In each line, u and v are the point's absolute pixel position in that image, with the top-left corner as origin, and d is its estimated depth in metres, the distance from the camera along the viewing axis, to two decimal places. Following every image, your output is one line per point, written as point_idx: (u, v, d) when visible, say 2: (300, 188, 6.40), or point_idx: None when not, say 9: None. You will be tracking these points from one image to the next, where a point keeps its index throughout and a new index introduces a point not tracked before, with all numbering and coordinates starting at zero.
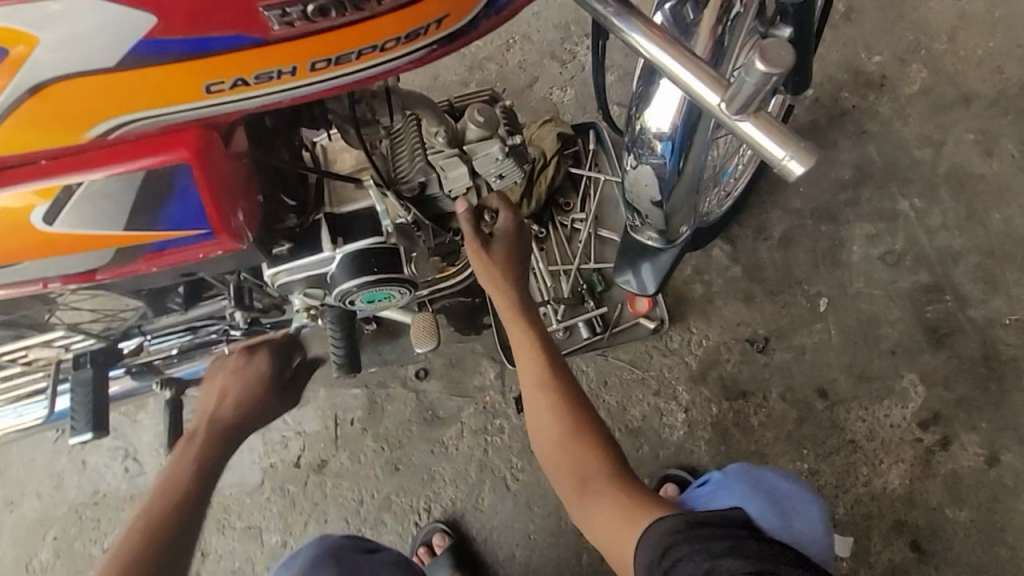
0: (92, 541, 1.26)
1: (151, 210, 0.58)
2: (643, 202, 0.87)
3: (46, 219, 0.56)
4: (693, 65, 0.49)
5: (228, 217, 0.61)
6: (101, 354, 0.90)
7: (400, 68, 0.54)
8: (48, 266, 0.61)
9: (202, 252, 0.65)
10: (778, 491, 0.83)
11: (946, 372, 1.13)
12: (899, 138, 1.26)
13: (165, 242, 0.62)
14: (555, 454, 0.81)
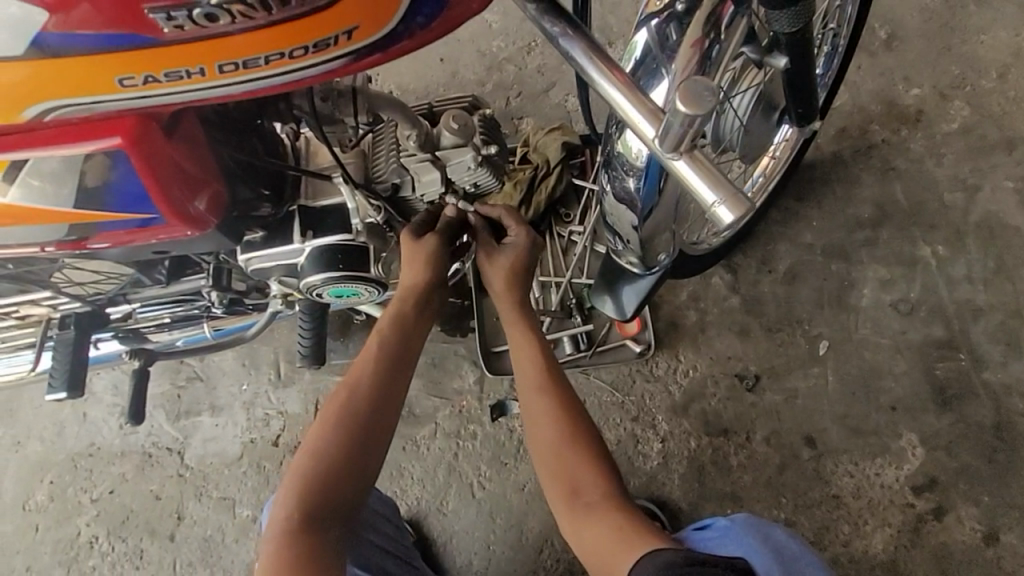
0: (83, 490, 1.34)
1: (104, 191, 0.62)
2: (623, 226, 0.84)
3: (1, 191, 0.61)
4: (641, 104, 0.50)
5: (177, 204, 0.64)
6: (87, 317, 0.95)
7: (316, 76, 0.53)
8: (14, 235, 0.66)
9: (155, 235, 0.68)
10: (791, 552, 0.71)
11: (949, 437, 1.05)
12: (929, 178, 1.20)
13: (118, 221, 0.66)
14: (548, 459, 0.80)
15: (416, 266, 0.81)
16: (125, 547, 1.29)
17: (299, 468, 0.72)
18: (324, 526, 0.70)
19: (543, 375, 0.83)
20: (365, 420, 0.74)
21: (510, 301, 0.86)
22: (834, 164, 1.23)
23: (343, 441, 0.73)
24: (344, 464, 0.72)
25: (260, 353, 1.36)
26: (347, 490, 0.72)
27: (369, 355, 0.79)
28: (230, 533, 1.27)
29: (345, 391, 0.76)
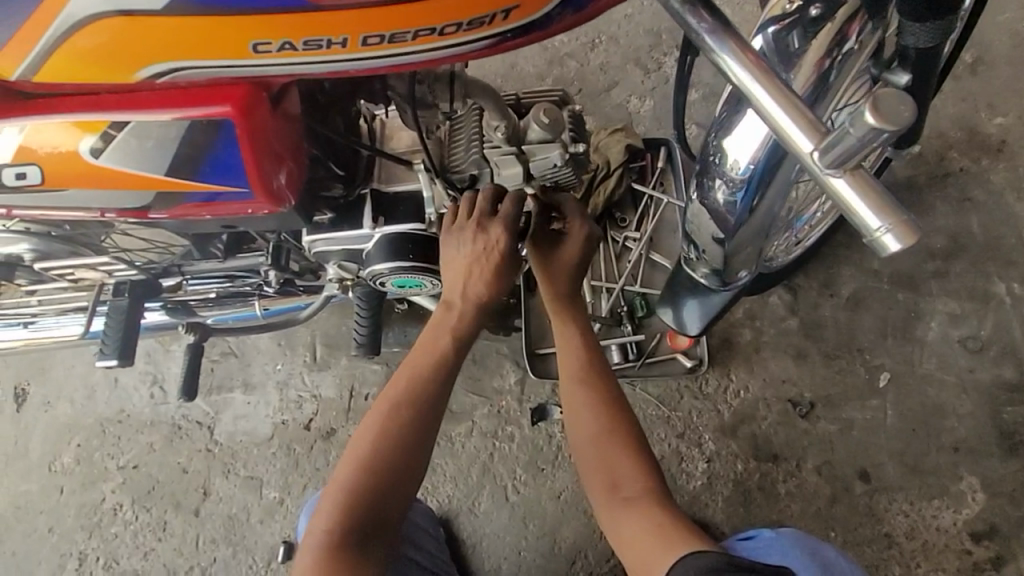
0: (110, 456, 1.33)
1: (196, 160, 0.60)
2: (702, 235, 0.83)
3: (94, 152, 0.58)
4: (786, 102, 0.43)
5: (269, 178, 0.61)
6: (139, 286, 0.92)
7: (456, 56, 0.53)
8: (94, 198, 0.63)
9: (244, 209, 0.65)
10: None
11: (1013, 484, 1.01)
12: (1008, 212, 1.14)
13: (207, 194, 0.63)
14: (589, 452, 0.76)
15: (484, 277, 0.73)
16: (149, 518, 1.28)
17: (343, 480, 0.67)
18: (366, 544, 0.66)
19: (584, 365, 0.79)
20: (409, 415, 0.70)
21: (555, 289, 0.80)
22: (908, 189, 1.17)
23: (392, 453, 0.68)
24: (391, 478, 0.68)
25: (297, 334, 1.35)
26: (394, 504, 0.68)
27: (420, 362, 0.74)
28: (256, 513, 1.25)
29: (393, 397, 0.72)
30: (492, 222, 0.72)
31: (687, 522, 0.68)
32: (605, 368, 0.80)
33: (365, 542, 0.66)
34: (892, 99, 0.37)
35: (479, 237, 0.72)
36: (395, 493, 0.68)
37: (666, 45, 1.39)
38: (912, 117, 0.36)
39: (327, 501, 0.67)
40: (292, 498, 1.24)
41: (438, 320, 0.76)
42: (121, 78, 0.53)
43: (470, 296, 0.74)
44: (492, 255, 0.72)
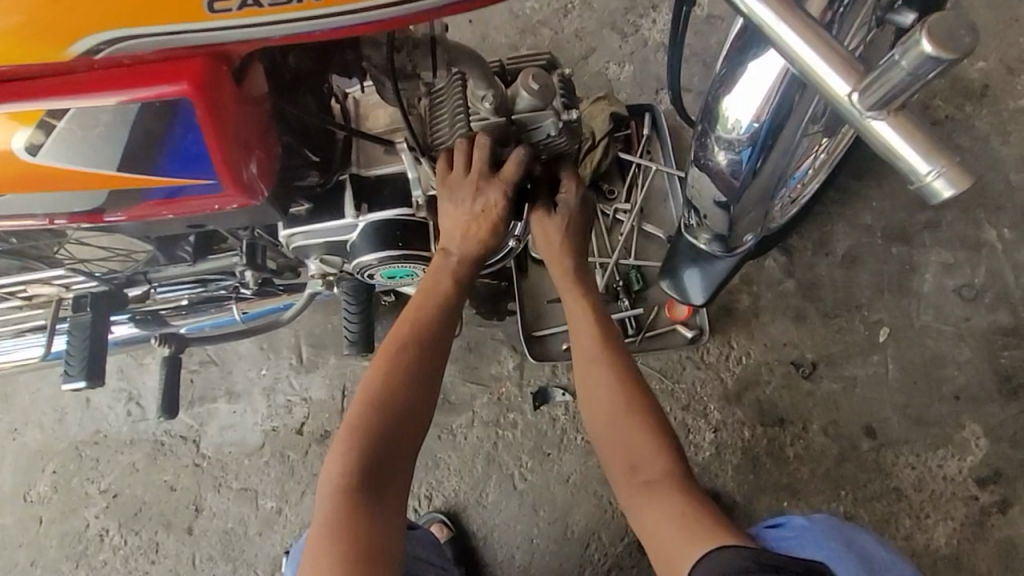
0: (90, 481, 1.26)
1: (150, 151, 0.53)
2: (704, 201, 0.82)
3: (29, 149, 0.51)
4: (809, 32, 0.38)
5: (238, 170, 0.55)
6: (103, 298, 0.85)
7: (442, 9, 0.48)
8: (40, 203, 0.56)
9: (213, 206, 0.59)
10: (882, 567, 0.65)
11: (1014, 427, 1.02)
12: (995, 158, 1.14)
13: (169, 189, 0.57)
14: (605, 430, 0.73)
15: (479, 237, 0.70)
16: (139, 541, 1.22)
17: (350, 434, 0.64)
18: (378, 496, 0.63)
19: (601, 339, 0.77)
20: (416, 361, 0.68)
21: (565, 264, 0.79)
22: None
23: (402, 407, 0.66)
24: (401, 430, 0.66)
25: (279, 336, 1.28)
26: (407, 456, 0.66)
27: (422, 313, 0.70)
28: (253, 526, 1.19)
29: (399, 350, 0.69)
30: (492, 183, 0.67)
31: (711, 508, 0.65)
32: (622, 346, 0.77)
33: (377, 494, 0.63)
34: (952, 25, 0.34)
35: (478, 198, 0.67)
36: (407, 449, 0.66)
37: (641, 7, 1.33)
38: (974, 43, 0.33)
39: (334, 453, 0.64)
40: (290, 506, 1.19)
41: (437, 270, 0.72)
42: (50, 57, 0.46)
43: (468, 252, 0.71)
44: (491, 217, 0.69)
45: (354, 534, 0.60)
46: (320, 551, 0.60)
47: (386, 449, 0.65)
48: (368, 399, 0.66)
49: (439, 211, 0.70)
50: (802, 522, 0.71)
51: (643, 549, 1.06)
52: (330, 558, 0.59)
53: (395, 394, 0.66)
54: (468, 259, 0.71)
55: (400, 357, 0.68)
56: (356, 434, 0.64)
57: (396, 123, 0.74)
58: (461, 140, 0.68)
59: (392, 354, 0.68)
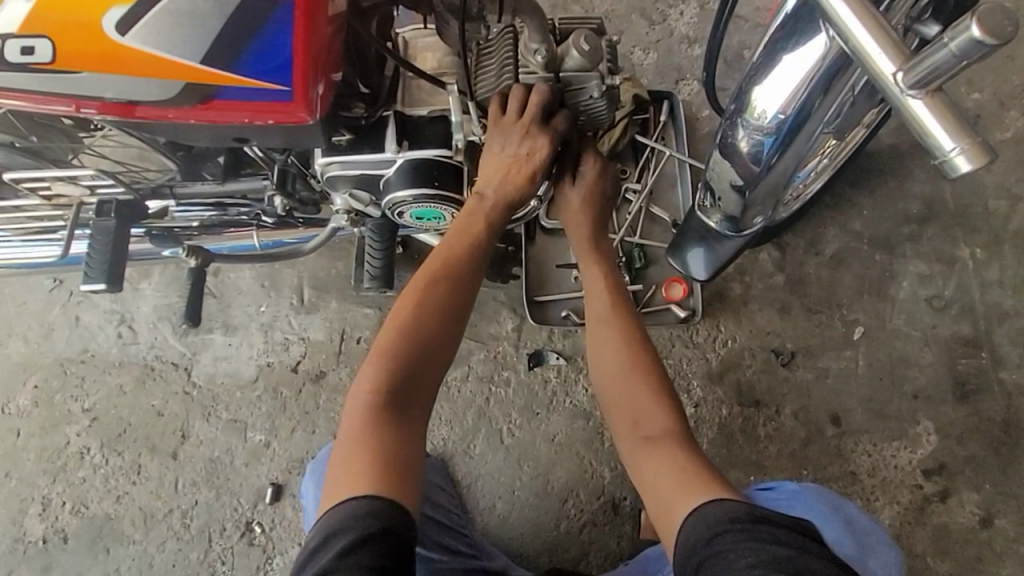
0: (73, 398, 1.26)
1: (234, 49, 0.59)
2: (722, 183, 0.90)
3: (121, 28, 0.57)
4: (861, 8, 0.44)
5: (310, 77, 0.61)
6: (127, 207, 0.85)
7: None
8: (106, 84, 0.59)
9: (271, 117, 0.62)
10: (859, 524, 0.81)
11: (962, 427, 1.12)
12: (977, 183, 1.23)
13: (235, 91, 0.60)
14: (614, 386, 0.78)
15: (516, 181, 0.74)
16: (121, 461, 1.22)
17: (378, 356, 0.67)
18: (401, 415, 0.66)
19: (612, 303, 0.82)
20: (443, 294, 0.71)
21: (580, 232, 0.83)
22: (890, 157, 1.25)
23: (426, 335, 0.69)
24: (425, 357, 0.69)
25: (282, 275, 1.29)
26: (431, 382, 0.69)
27: (452, 250, 0.74)
28: (240, 457, 1.21)
29: (429, 283, 0.72)
30: (541, 131, 0.72)
31: (709, 464, 0.70)
32: (634, 311, 0.82)
33: (402, 414, 0.66)
34: (997, 15, 0.39)
35: (525, 141, 0.71)
36: (429, 378, 0.69)
37: None
38: (1015, 33, 0.38)
39: (362, 373, 0.67)
40: (279, 441, 1.20)
41: (469, 213, 0.75)
42: None
43: (506, 197, 0.74)
44: (534, 161, 0.73)
45: (378, 447, 0.63)
46: (344, 464, 0.62)
47: (411, 373, 0.68)
48: (397, 325, 0.69)
49: (483, 150, 0.74)
50: (792, 485, 0.84)
51: (616, 509, 1.12)
52: (354, 469, 0.61)
53: (422, 324, 0.69)
54: (502, 204, 0.74)
55: (430, 290, 0.71)
56: (383, 355, 0.67)
57: (443, 67, 0.76)
58: (516, 86, 0.71)
59: (420, 288, 0.71)
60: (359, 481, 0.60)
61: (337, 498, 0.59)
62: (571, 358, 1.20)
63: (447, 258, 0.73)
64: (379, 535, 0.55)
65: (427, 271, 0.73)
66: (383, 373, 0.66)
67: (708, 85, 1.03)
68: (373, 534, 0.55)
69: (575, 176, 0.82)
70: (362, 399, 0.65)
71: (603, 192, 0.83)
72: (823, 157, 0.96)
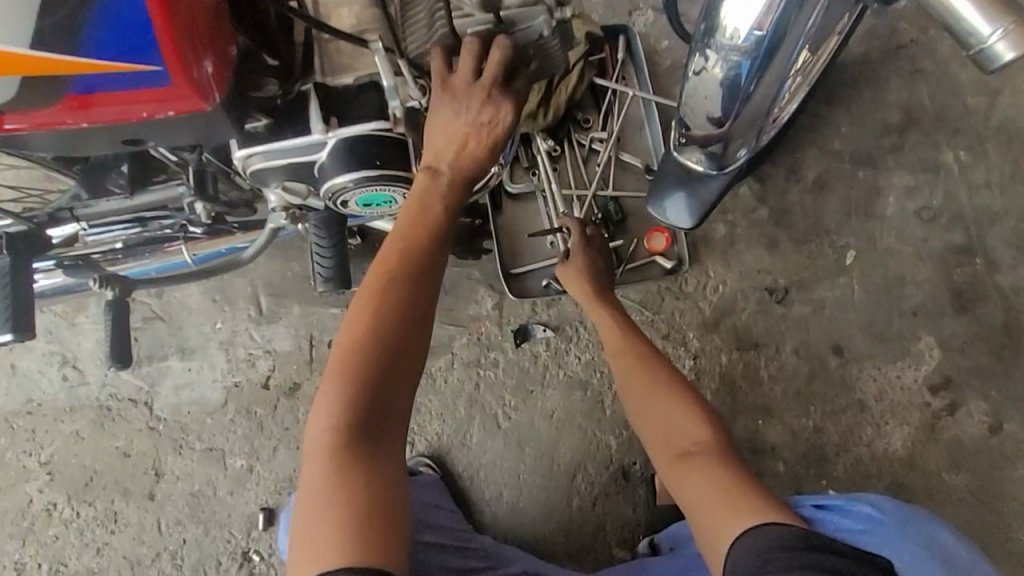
0: (27, 453, 1.15)
1: (77, 26, 0.47)
2: (698, 117, 0.80)
3: None
4: None
5: (184, 53, 0.50)
6: (22, 240, 0.72)
7: None
8: None
9: (153, 106, 0.52)
10: (958, 561, 0.71)
11: (963, 337, 1.09)
12: (954, 82, 1.16)
13: (96, 81, 0.50)
14: (648, 419, 0.82)
15: (477, 153, 0.64)
16: (93, 512, 1.12)
17: (336, 384, 0.59)
18: (376, 445, 0.59)
19: (625, 341, 0.91)
20: (400, 298, 0.61)
21: (583, 289, 0.97)
22: (862, 66, 1.17)
23: (387, 350, 0.59)
24: (389, 376, 0.60)
25: (233, 286, 1.17)
26: (405, 396, 0.61)
27: (407, 239, 0.63)
28: (223, 486, 1.12)
29: (385, 284, 0.61)
30: (504, 94, 0.63)
31: (750, 478, 0.70)
32: (653, 351, 0.89)
33: (374, 446, 0.59)
34: None
35: (489, 106, 0.62)
36: (398, 399, 0.60)
37: None
38: None
39: (321, 405, 0.59)
40: (262, 463, 1.12)
41: (423, 192, 0.64)
42: None
43: (464, 170, 0.64)
44: (497, 130, 0.63)
45: (348, 496, 0.56)
46: (316, 515, 0.55)
47: (374, 399, 0.59)
48: (352, 345, 0.59)
49: (431, 114, 0.63)
50: (870, 511, 0.75)
51: (627, 475, 1.08)
52: (329, 521, 0.54)
53: (381, 338, 0.60)
54: (463, 178, 0.64)
55: (385, 295, 0.61)
56: (342, 386, 0.58)
57: (362, 22, 0.63)
58: (470, 37, 0.62)
59: (373, 293, 0.61)
60: (337, 536, 0.53)
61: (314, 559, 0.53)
62: (559, 329, 1.12)
63: (399, 250, 0.63)
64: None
65: (379, 270, 0.62)
66: (343, 405, 0.58)
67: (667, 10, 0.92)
68: None
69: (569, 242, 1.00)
70: (326, 438, 0.58)
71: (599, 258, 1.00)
72: (800, 72, 0.85)
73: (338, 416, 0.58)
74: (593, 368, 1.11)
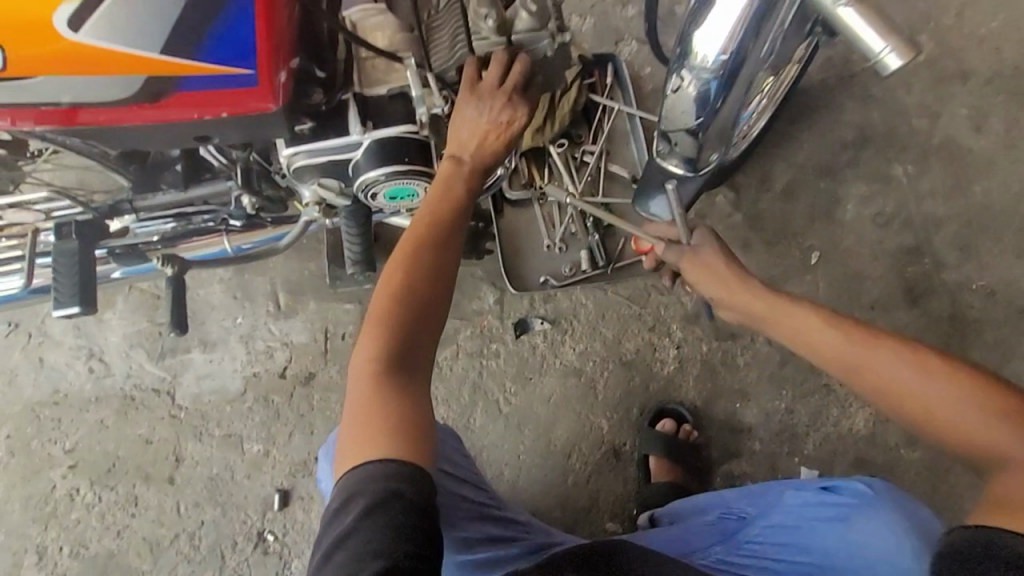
0: (52, 441, 1.21)
1: (194, 36, 0.59)
2: (676, 129, 0.93)
3: (70, 26, 0.56)
4: None
5: (274, 63, 0.62)
6: (85, 228, 0.84)
7: None
8: (65, 88, 0.59)
9: (240, 103, 0.64)
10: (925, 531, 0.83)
11: (916, 328, 1.22)
12: (901, 106, 1.32)
13: (199, 80, 0.61)
14: (919, 405, 0.66)
15: (497, 145, 0.76)
16: (115, 496, 1.18)
17: (375, 327, 0.68)
18: (404, 375, 0.68)
19: (846, 343, 0.69)
20: (428, 258, 0.72)
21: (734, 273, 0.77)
22: (821, 91, 1.33)
23: (417, 299, 0.70)
24: (419, 322, 0.69)
25: (253, 284, 1.27)
26: (431, 339, 0.70)
27: (434, 213, 0.74)
28: (240, 470, 1.19)
29: (415, 248, 0.72)
30: (521, 100, 0.76)
31: None
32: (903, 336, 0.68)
33: (406, 379, 0.67)
34: None
35: (508, 108, 0.74)
36: (426, 341, 0.70)
37: None
38: None
39: (361, 344, 0.69)
40: (278, 448, 1.19)
41: (449, 177, 0.75)
42: None
43: (482, 161, 0.76)
44: (512, 130, 0.76)
45: (385, 415, 0.64)
46: (357, 430, 0.64)
47: (406, 338, 0.68)
48: (389, 295, 0.69)
49: (460, 110, 0.75)
50: (863, 490, 0.88)
51: (619, 455, 1.18)
52: (363, 434, 0.63)
53: (413, 289, 0.70)
54: (481, 167, 0.76)
55: (417, 257, 0.71)
56: (380, 328, 0.68)
57: (396, 43, 0.74)
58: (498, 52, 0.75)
59: (404, 255, 0.72)
60: (371, 444, 0.62)
61: (356, 462, 0.62)
62: (555, 321, 1.23)
63: (427, 220, 0.74)
64: (404, 493, 0.59)
65: (411, 237, 0.73)
66: (380, 343, 0.68)
67: (647, 32, 1.04)
68: (390, 492, 0.58)
69: (694, 245, 0.80)
70: (364, 368, 0.67)
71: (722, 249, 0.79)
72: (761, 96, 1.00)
73: (376, 350, 0.67)
74: (587, 357, 1.21)
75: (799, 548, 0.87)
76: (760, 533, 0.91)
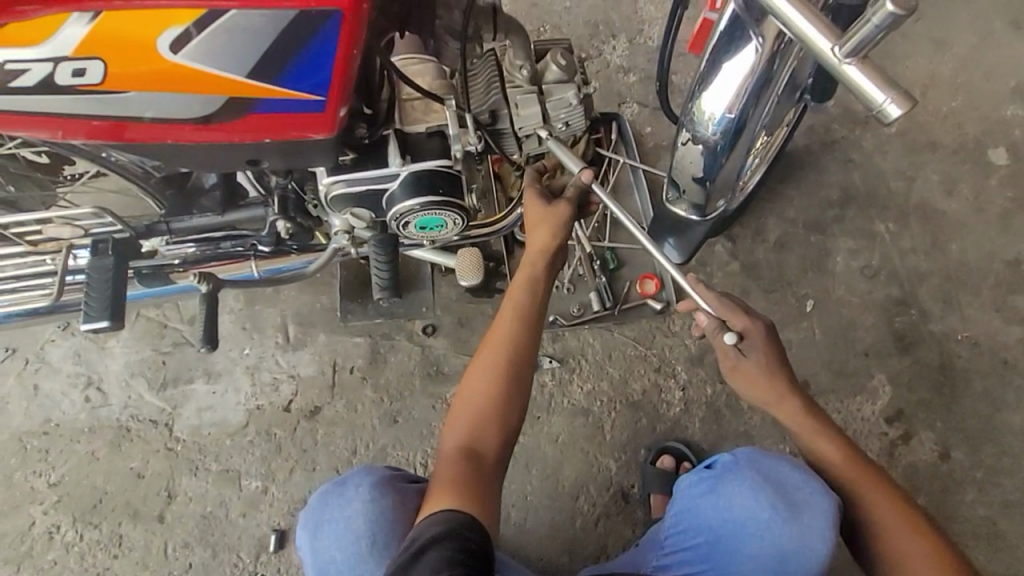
0: (37, 474, 1.16)
1: (279, 65, 0.65)
2: (685, 177, 1.01)
3: (172, 48, 0.62)
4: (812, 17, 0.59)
5: (344, 94, 0.69)
6: (121, 247, 0.87)
7: None
8: (153, 103, 0.67)
9: (307, 126, 0.71)
10: (790, 488, 0.84)
11: (909, 375, 1.27)
12: (879, 170, 1.44)
13: (275, 104, 0.68)
14: (880, 535, 0.78)
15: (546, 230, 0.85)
16: (98, 535, 1.12)
17: (462, 403, 0.79)
18: (482, 463, 0.75)
19: (850, 465, 0.82)
20: (509, 343, 0.80)
21: (774, 387, 0.84)
22: (806, 154, 1.45)
23: (496, 378, 0.79)
24: (497, 399, 0.78)
25: (263, 315, 1.27)
26: (507, 416, 0.78)
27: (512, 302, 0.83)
28: (235, 509, 1.14)
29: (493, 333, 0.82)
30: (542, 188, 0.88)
31: None
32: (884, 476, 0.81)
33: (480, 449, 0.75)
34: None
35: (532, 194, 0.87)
36: (498, 415, 0.78)
37: (604, 35, 1.52)
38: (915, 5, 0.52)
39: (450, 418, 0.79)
40: (278, 485, 1.15)
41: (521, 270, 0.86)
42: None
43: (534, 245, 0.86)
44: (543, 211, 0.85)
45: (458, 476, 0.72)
46: (438, 485, 0.72)
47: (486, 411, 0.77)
48: (477, 374, 0.80)
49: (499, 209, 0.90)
50: (728, 461, 0.91)
51: (627, 498, 1.16)
52: (442, 488, 0.71)
53: (492, 367, 0.79)
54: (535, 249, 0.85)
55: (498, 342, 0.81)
56: (466, 404, 0.79)
57: (438, 87, 0.81)
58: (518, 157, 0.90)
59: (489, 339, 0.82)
60: (444, 496, 0.69)
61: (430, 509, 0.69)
62: (563, 360, 1.24)
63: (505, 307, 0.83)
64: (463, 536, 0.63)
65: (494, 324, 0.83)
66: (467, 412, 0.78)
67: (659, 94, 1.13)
68: (447, 532, 0.64)
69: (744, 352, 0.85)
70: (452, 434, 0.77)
71: (772, 356, 0.85)
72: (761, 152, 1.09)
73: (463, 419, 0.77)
74: (594, 397, 1.22)
75: (692, 530, 0.91)
76: (666, 527, 0.95)
